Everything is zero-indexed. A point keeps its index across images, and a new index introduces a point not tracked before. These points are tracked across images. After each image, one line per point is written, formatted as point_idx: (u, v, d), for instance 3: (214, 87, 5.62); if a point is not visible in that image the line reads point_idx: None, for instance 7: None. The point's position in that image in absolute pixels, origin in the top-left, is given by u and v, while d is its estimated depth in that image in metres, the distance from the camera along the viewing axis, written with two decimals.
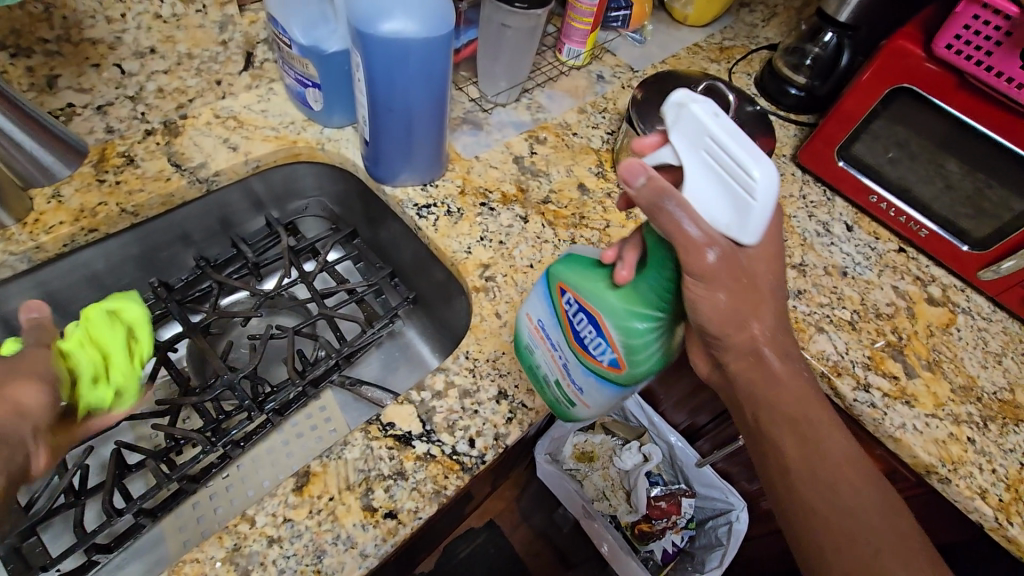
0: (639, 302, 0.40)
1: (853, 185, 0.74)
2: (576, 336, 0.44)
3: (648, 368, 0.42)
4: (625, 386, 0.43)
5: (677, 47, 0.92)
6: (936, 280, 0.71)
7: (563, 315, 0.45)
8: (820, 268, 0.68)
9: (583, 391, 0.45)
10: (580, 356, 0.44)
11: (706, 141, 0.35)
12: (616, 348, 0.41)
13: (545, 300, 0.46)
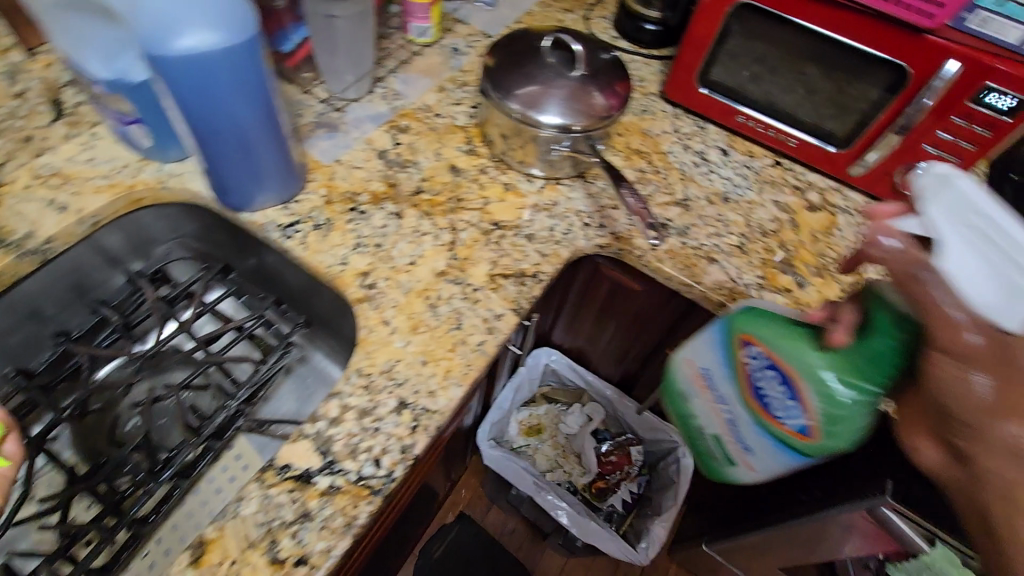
0: (851, 373, 0.43)
1: (716, 106, 0.76)
2: (758, 397, 0.49)
3: (841, 440, 0.45)
4: (805, 453, 0.48)
5: (528, 4, 0.91)
6: (813, 186, 0.74)
7: (745, 371, 0.50)
8: (703, 199, 0.69)
9: (751, 449, 0.52)
10: (761, 417, 0.49)
11: (974, 219, 0.37)
12: (811, 413, 0.45)
13: (724, 357, 0.52)
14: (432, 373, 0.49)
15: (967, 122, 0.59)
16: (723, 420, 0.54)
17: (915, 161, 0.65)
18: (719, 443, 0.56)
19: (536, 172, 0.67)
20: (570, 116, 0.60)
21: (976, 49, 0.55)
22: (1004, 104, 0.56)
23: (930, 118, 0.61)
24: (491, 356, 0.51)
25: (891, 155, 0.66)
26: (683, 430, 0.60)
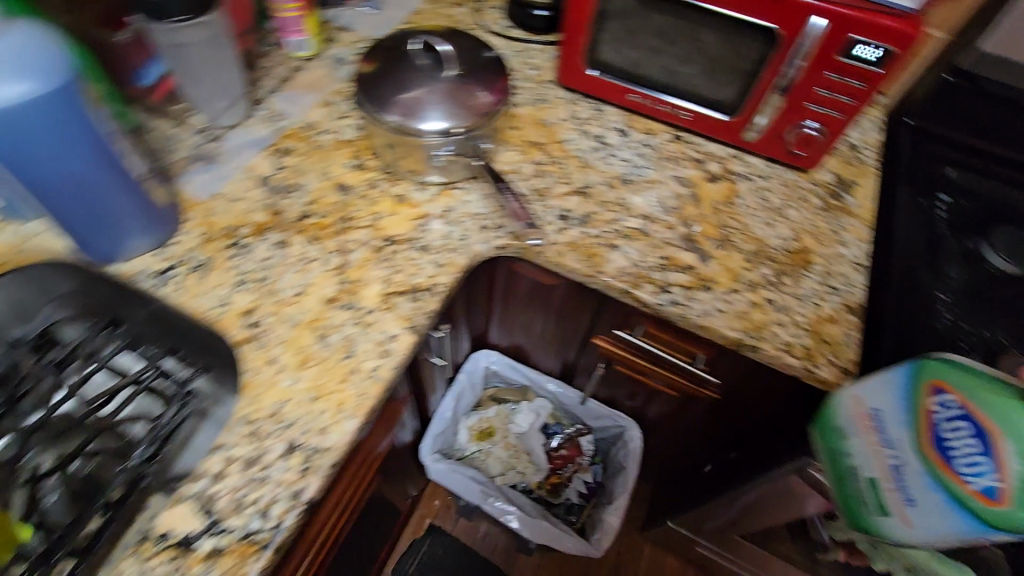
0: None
1: (610, 86, 0.75)
2: (940, 446, 0.40)
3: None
4: (987, 523, 0.37)
5: (416, 3, 0.88)
6: (713, 157, 0.74)
7: (925, 415, 0.41)
8: (604, 185, 0.69)
9: (914, 501, 0.42)
10: (930, 467, 0.40)
11: None
12: (1001, 475, 0.36)
13: (902, 399, 0.43)
14: (322, 410, 0.47)
15: (841, 78, 0.59)
16: (886, 465, 0.44)
17: (803, 120, 0.65)
18: (876, 491, 0.45)
19: (433, 179, 0.65)
20: (453, 117, 0.58)
21: (836, 4, 0.55)
22: (872, 56, 0.56)
23: (807, 78, 0.61)
24: (387, 381, 0.49)
25: (778, 115, 0.66)
26: (832, 470, 0.51)
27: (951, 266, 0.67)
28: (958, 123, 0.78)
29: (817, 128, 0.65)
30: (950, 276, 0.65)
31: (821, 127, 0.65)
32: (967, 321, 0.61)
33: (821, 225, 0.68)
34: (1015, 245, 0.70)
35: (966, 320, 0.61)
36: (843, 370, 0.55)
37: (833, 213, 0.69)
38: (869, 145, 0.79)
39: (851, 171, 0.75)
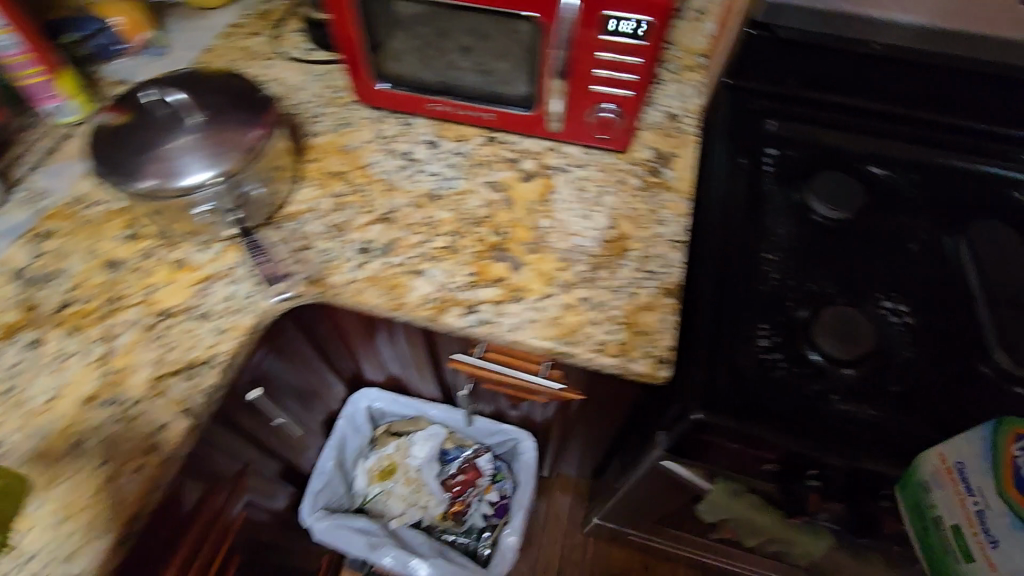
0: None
1: (408, 99, 0.69)
2: (1021, 486, 0.44)
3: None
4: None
5: (207, 40, 0.81)
6: (528, 153, 0.70)
7: (1007, 463, 0.46)
8: (409, 206, 0.64)
9: (997, 543, 0.46)
10: (1011, 506, 0.45)
11: None
12: None
13: (985, 449, 0.48)
14: (70, 531, 0.43)
15: (614, 55, 0.56)
16: (970, 512, 0.48)
17: (597, 102, 0.62)
18: (958, 540, 0.50)
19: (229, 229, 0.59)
20: (218, 162, 0.53)
21: None
22: (633, 27, 0.54)
23: (582, 61, 0.58)
24: (150, 480, 0.45)
25: (573, 101, 0.63)
26: (909, 520, 0.53)
27: (773, 224, 0.68)
28: (767, 74, 0.77)
29: (614, 109, 0.62)
30: (771, 236, 0.67)
31: (616, 107, 0.62)
32: (789, 280, 0.63)
33: (639, 207, 0.65)
34: (833, 187, 0.70)
35: (788, 281, 0.63)
36: (662, 361, 0.54)
37: (651, 191, 0.67)
38: (690, 112, 0.77)
39: (670, 143, 0.73)
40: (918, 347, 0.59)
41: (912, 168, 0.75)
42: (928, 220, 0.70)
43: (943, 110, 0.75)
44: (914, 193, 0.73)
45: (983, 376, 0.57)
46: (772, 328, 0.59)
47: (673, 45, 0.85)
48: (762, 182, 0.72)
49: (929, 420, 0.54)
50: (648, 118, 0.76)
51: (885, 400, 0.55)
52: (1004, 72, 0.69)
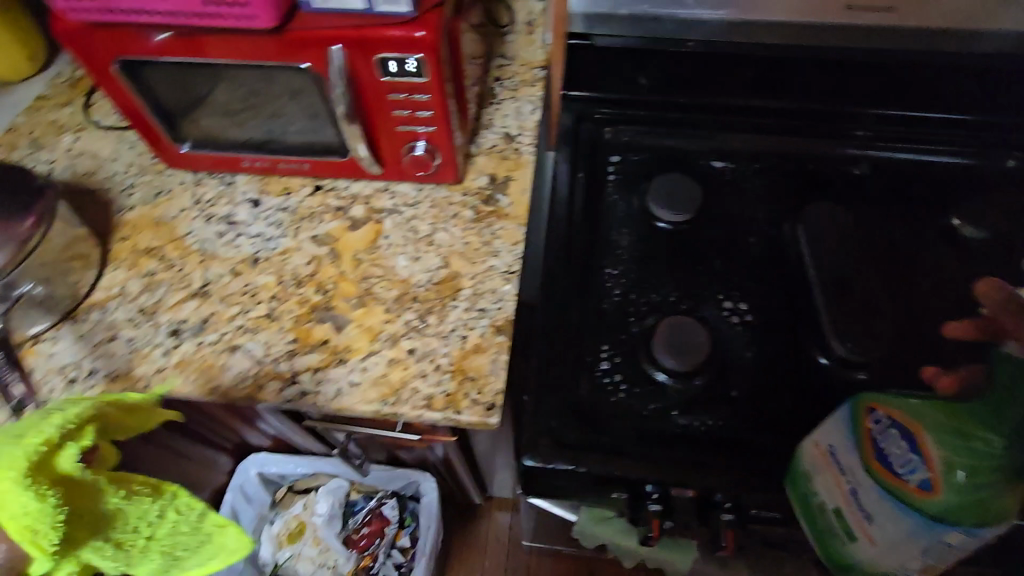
0: (991, 427, 0.40)
1: (219, 159, 0.65)
2: (879, 456, 0.45)
3: (969, 501, 0.40)
4: (932, 517, 0.42)
5: (9, 118, 0.75)
6: (358, 198, 0.67)
7: (864, 435, 0.47)
8: (227, 275, 0.60)
9: (872, 518, 0.46)
10: (880, 481, 0.45)
11: None
12: (930, 467, 0.42)
13: (847, 425, 0.48)
14: None
15: (403, 94, 0.53)
16: (846, 491, 0.48)
17: (407, 140, 0.59)
18: (842, 520, 0.49)
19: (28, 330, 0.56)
20: None
21: (338, 27, 0.48)
22: (410, 65, 0.50)
23: (374, 104, 0.54)
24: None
25: (383, 142, 0.59)
26: (798, 511, 0.52)
27: (617, 236, 0.69)
28: (604, 82, 0.78)
29: (426, 145, 0.59)
30: (614, 249, 0.68)
31: (428, 142, 0.59)
32: (632, 294, 0.64)
33: (471, 241, 0.64)
34: (671, 189, 0.71)
35: (630, 295, 0.64)
36: (488, 408, 0.51)
37: (484, 222, 0.65)
38: (526, 130, 0.75)
39: (506, 165, 0.71)
40: (756, 347, 0.60)
41: (753, 158, 0.76)
42: (771, 206, 0.71)
43: (774, 95, 0.76)
44: (754, 183, 0.74)
45: (817, 368, 0.59)
46: (615, 347, 0.60)
47: (511, 60, 0.82)
48: (606, 195, 0.73)
49: (763, 423, 0.55)
50: (483, 143, 0.74)
51: (722, 408, 0.56)
52: (814, 56, 0.71)
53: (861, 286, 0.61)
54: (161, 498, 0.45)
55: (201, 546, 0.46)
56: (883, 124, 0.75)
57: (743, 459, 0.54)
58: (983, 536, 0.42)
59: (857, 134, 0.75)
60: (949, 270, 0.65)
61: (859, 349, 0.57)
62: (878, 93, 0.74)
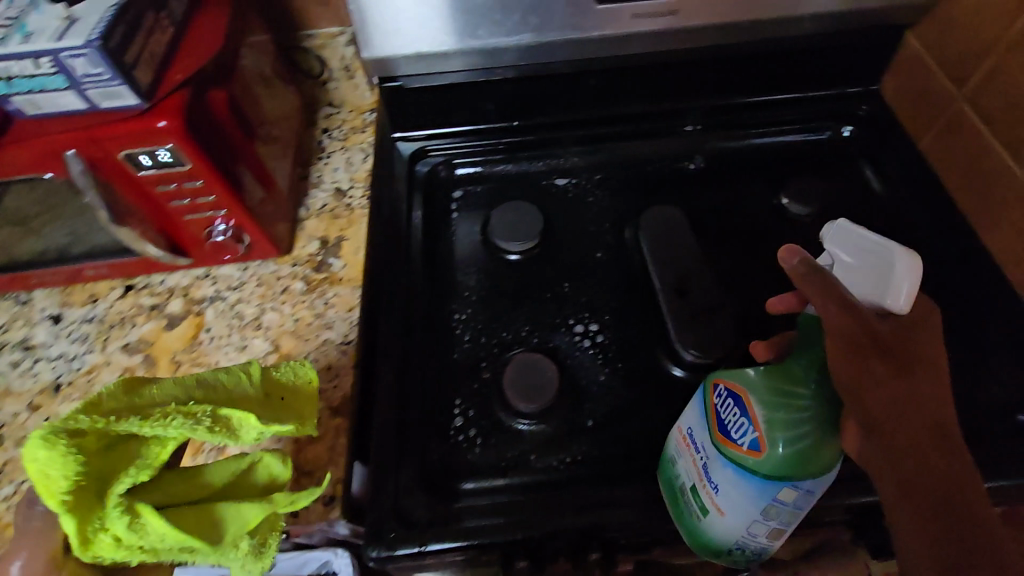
0: (803, 380, 0.41)
1: (5, 279, 0.59)
2: (721, 426, 0.44)
3: (792, 454, 0.41)
4: (763, 475, 0.42)
5: None
6: (174, 291, 0.62)
7: (710, 409, 0.46)
8: (24, 409, 0.54)
9: (718, 488, 0.45)
10: (720, 449, 0.44)
11: (854, 246, 0.43)
12: (757, 427, 0.42)
13: (698, 404, 0.48)
14: None
15: (172, 184, 0.51)
16: (697, 468, 0.47)
17: (204, 226, 0.57)
18: (694, 497, 0.48)
19: None
20: None
21: (62, 131, 0.46)
22: (165, 155, 0.48)
23: (145, 198, 0.52)
24: None
25: (178, 233, 0.57)
26: (669, 496, 0.51)
27: (463, 277, 0.66)
28: (429, 115, 0.74)
29: (228, 226, 0.57)
30: (462, 293, 0.65)
31: (229, 223, 0.57)
32: (481, 337, 0.62)
33: (302, 316, 0.60)
34: (514, 220, 0.68)
35: (480, 340, 0.62)
36: (325, 503, 0.50)
37: (316, 291, 0.61)
38: (359, 181, 0.70)
39: (337, 225, 0.66)
40: (610, 367, 0.59)
41: (594, 169, 0.74)
42: (611, 214, 0.71)
43: (599, 104, 0.74)
44: (598, 196, 0.72)
45: (673, 379, 0.59)
46: (468, 399, 0.58)
47: (339, 107, 0.75)
48: (449, 235, 0.70)
49: (621, 447, 0.56)
50: (313, 204, 0.68)
51: (581, 438, 0.56)
52: (622, 62, 0.70)
53: (698, 286, 0.62)
54: (262, 431, 0.42)
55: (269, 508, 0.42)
56: (712, 115, 0.75)
57: (586, 489, 0.54)
58: (811, 488, 0.42)
59: (687, 129, 0.75)
60: None
61: (704, 353, 0.58)
62: (697, 88, 0.73)
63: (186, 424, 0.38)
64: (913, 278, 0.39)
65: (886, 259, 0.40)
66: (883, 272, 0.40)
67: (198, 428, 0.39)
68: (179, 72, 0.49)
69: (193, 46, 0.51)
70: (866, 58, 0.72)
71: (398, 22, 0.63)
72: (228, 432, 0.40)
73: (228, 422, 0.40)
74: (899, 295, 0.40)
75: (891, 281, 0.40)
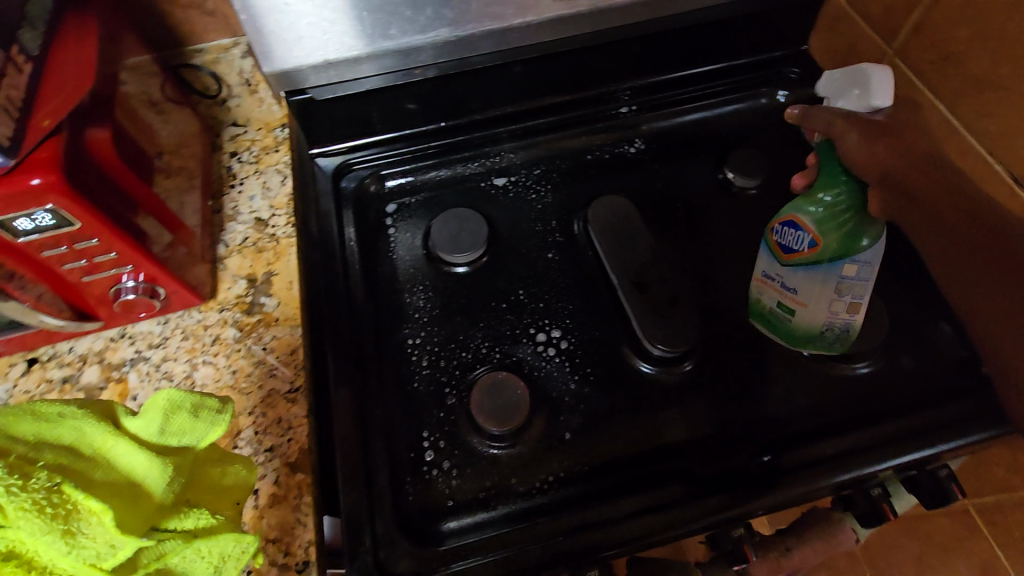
0: (829, 184, 0.53)
1: None
2: (784, 248, 0.55)
3: (844, 235, 0.52)
4: (831, 260, 0.53)
5: None
6: (87, 357, 0.56)
7: (773, 245, 0.56)
8: None
9: (796, 290, 0.55)
10: (791, 263, 0.55)
11: (850, 87, 0.60)
12: (812, 229, 0.53)
13: (761, 247, 0.58)
14: None
15: (62, 247, 0.45)
16: (776, 288, 0.56)
17: (109, 285, 0.51)
18: (779, 311, 0.56)
19: None
20: None
21: None
22: (47, 217, 0.42)
23: (30, 265, 0.46)
24: None
25: (79, 295, 0.51)
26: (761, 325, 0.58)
27: (411, 297, 0.61)
28: (349, 127, 0.68)
29: (137, 282, 0.51)
30: (412, 314, 0.60)
31: (138, 279, 0.51)
32: (440, 361, 0.58)
33: (240, 366, 0.55)
34: (457, 230, 0.63)
35: (439, 365, 0.57)
36: (298, 571, 0.45)
37: (251, 336, 0.56)
38: (280, 208, 0.64)
39: (263, 259, 0.61)
40: (579, 374, 0.57)
41: (532, 164, 0.71)
42: (556, 209, 0.67)
43: (533, 93, 0.70)
44: (541, 191, 0.69)
45: (641, 377, 0.56)
46: (436, 429, 0.54)
47: (245, 125, 0.68)
48: (388, 253, 0.65)
49: (604, 456, 0.53)
50: (233, 238, 0.62)
51: (558, 454, 0.53)
52: (549, 49, 0.66)
53: (656, 278, 0.59)
54: (114, 539, 0.34)
55: (195, 561, 0.38)
56: (645, 93, 0.72)
57: (578, 506, 0.51)
58: (866, 259, 0.53)
59: (623, 111, 0.72)
60: (735, 230, 0.65)
61: (672, 348, 0.55)
62: (631, 66, 0.70)
63: (17, 496, 0.32)
64: (882, 76, 0.57)
65: (864, 73, 0.58)
66: (864, 88, 0.58)
67: (27, 507, 0.32)
68: (45, 116, 0.41)
69: (54, 88, 0.43)
70: (794, 19, 0.70)
71: (299, 30, 0.57)
72: (63, 530, 0.33)
73: (77, 511, 0.34)
74: (882, 93, 0.57)
75: (873, 83, 0.58)
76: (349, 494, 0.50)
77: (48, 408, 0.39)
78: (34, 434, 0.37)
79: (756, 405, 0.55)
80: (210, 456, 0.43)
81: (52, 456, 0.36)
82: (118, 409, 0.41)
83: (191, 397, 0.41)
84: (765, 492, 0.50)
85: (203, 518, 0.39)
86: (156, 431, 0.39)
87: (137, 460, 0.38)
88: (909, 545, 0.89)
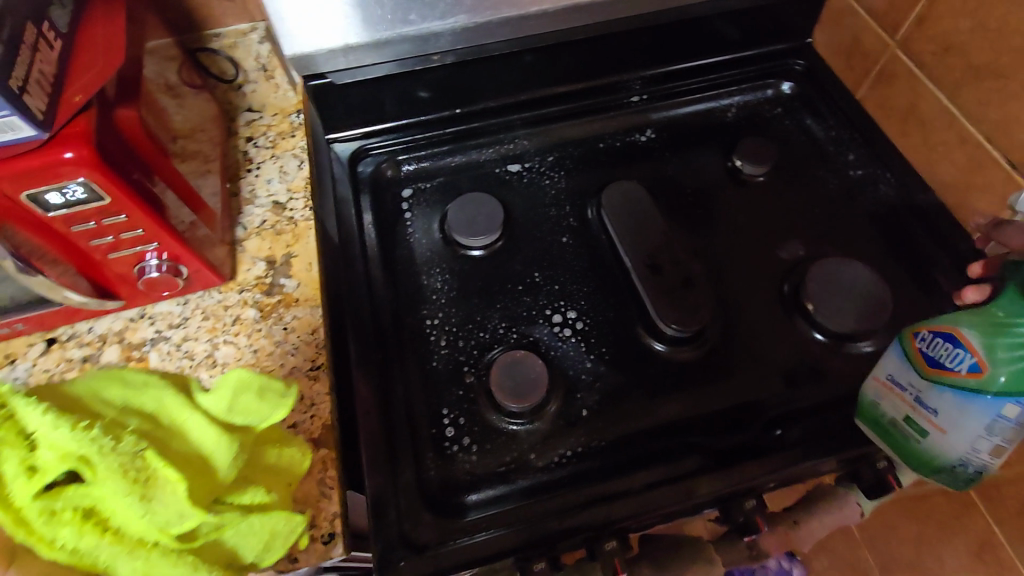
0: (1015, 309, 0.42)
1: None
2: (931, 360, 0.47)
3: (1017, 372, 0.41)
4: (987, 394, 0.43)
5: None
6: (106, 337, 0.56)
7: (918, 354, 0.48)
8: None
9: (935, 411, 0.46)
10: (935, 379, 0.46)
11: None
12: (975, 352, 0.43)
13: (897, 350, 0.50)
14: None
15: (90, 223, 0.46)
16: (909, 401, 0.48)
17: (132, 263, 0.51)
18: (907, 426, 0.49)
19: None
20: None
21: None
22: (78, 190, 0.43)
23: (61, 243, 0.47)
24: None
25: (100, 272, 0.51)
26: (885, 438, 0.51)
27: (428, 280, 0.62)
28: (364, 113, 0.69)
29: (161, 260, 0.52)
30: (429, 296, 0.61)
31: (162, 257, 0.52)
32: (458, 341, 0.59)
33: (261, 346, 0.55)
34: (473, 214, 0.64)
35: (457, 345, 0.58)
36: (325, 542, 0.46)
37: (271, 317, 0.57)
38: (297, 192, 0.64)
39: (282, 242, 0.61)
40: (595, 354, 0.58)
41: (545, 151, 0.72)
42: (567, 192, 0.69)
43: (545, 81, 0.72)
44: (554, 177, 0.70)
45: (654, 355, 0.58)
46: (456, 407, 0.55)
47: (261, 111, 0.69)
48: (406, 236, 0.65)
49: (619, 432, 0.54)
50: (250, 221, 0.63)
51: (577, 430, 0.54)
52: (561, 38, 0.67)
53: (669, 260, 0.60)
54: (182, 507, 0.38)
55: (248, 537, 0.41)
56: (653, 83, 0.74)
57: (598, 481, 0.52)
58: None
59: (633, 100, 0.73)
60: (742, 216, 0.66)
61: (685, 327, 0.56)
62: (640, 56, 0.72)
63: (108, 455, 0.37)
64: None
65: None
66: None
67: (116, 467, 0.37)
68: (77, 92, 0.41)
69: (86, 66, 0.43)
70: (794, 13, 0.72)
71: (320, 11, 0.59)
72: (141, 492, 0.37)
73: (155, 476, 0.38)
74: None
75: None
76: (372, 465, 0.51)
77: (133, 377, 0.44)
78: (121, 399, 0.42)
79: (767, 385, 0.56)
80: (268, 437, 0.47)
81: (136, 421, 0.40)
82: (192, 386, 0.45)
83: (258, 380, 0.46)
84: (775, 466, 0.52)
85: (258, 496, 0.42)
86: (227, 411, 0.44)
87: (209, 434, 0.42)
88: (909, 528, 0.91)
